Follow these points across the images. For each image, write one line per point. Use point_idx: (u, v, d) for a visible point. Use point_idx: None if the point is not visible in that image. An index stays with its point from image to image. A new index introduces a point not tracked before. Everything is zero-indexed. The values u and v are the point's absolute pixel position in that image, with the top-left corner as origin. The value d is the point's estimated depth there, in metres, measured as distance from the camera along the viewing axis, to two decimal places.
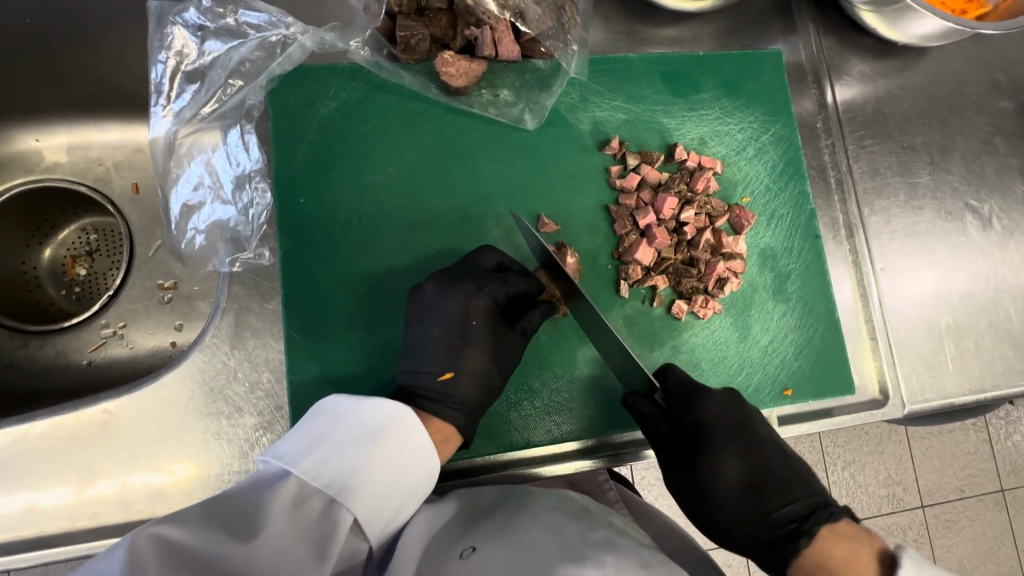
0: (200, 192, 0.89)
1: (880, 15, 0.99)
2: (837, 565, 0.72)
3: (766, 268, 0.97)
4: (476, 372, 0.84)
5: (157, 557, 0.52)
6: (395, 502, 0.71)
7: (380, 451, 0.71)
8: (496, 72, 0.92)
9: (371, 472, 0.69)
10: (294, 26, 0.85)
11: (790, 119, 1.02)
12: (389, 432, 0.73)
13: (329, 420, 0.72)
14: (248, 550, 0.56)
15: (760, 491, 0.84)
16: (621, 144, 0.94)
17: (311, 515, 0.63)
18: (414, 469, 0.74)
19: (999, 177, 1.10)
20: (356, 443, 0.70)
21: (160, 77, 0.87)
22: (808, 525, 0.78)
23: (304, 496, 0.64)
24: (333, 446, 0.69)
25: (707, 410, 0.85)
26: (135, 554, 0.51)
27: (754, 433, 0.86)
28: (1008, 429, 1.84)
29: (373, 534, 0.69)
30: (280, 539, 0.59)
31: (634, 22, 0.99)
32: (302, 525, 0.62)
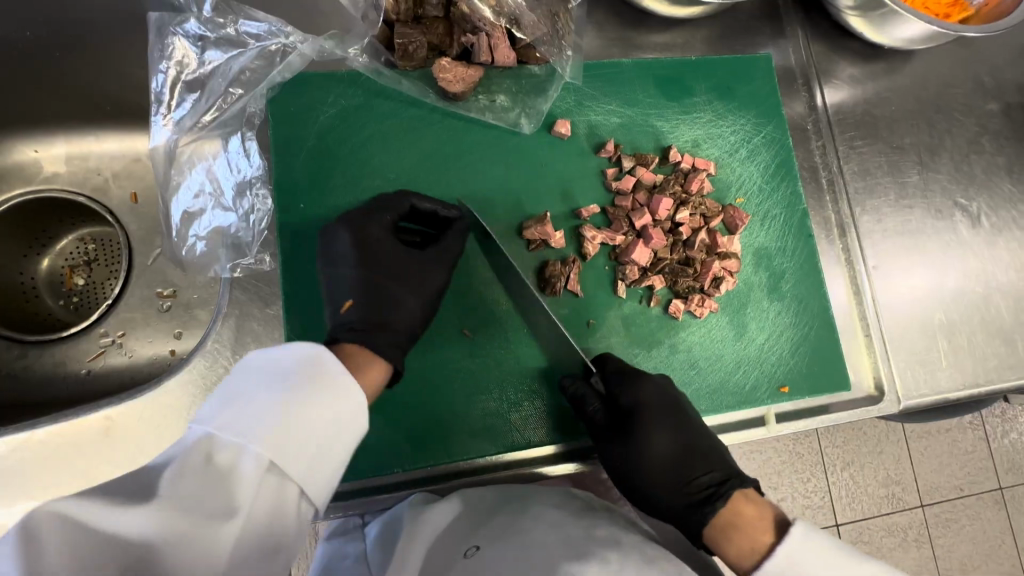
0: (201, 200, 0.90)
1: (866, 19, 1.02)
2: (743, 524, 0.73)
3: (760, 267, 0.98)
4: (399, 297, 0.81)
5: (49, 537, 0.47)
6: (315, 444, 0.62)
7: (298, 391, 0.62)
8: (492, 77, 0.94)
9: (288, 413, 0.60)
10: (293, 35, 0.87)
11: (782, 121, 1.04)
12: (303, 371, 0.64)
13: (240, 375, 0.63)
14: (153, 514, 0.51)
15: (688, 462, 0.82)
16: (571, 127, 0.94)
17: (227, 469, 0.56)
18: (341, 407, 0.64)
19: (986, 176, 1.12)
20: (266, 388, 0.61)
21: (160, 86, 0.88)
22: (723, 489, 0.77)
23: (215, 451, 0.56)
24: (245, 396, 0.60)
25: (639, 388, 0.84)
26: (29, 535, 0.46)
27: (684, 407, 0.86)
28: (1004, 428, 1.86)
29: (303, 476, 0.61)
30: (188, 496, 0.53)
31: (627, 29, 1.01)
32: (213, 481, 0.55)
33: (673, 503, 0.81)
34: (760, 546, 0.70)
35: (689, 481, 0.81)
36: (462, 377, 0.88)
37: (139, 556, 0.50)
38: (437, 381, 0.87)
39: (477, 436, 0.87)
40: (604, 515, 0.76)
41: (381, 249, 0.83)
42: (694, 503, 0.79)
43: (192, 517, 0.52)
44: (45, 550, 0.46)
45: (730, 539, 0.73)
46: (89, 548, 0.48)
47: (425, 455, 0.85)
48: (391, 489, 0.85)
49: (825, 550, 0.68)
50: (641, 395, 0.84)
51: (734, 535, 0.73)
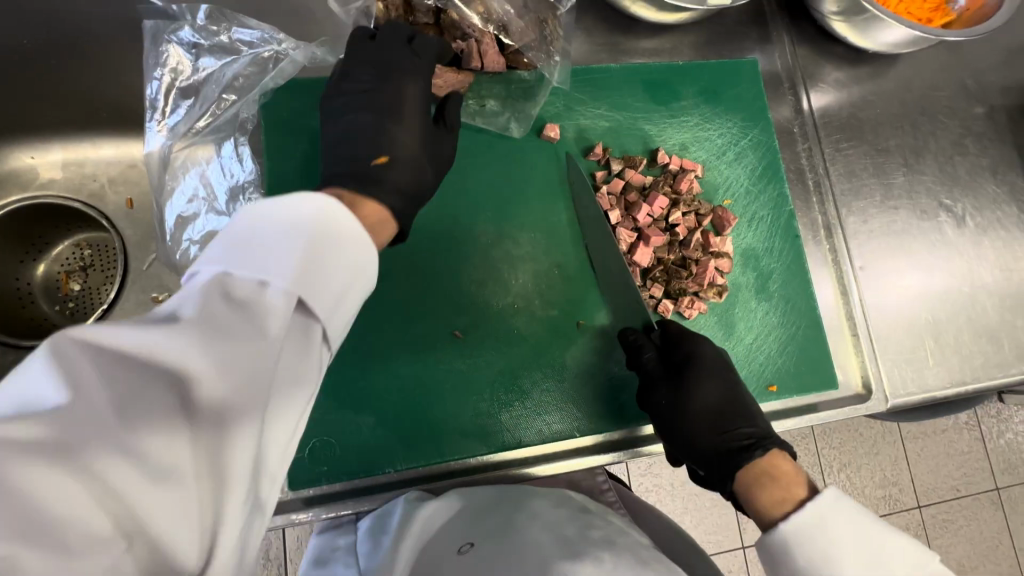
0: (195, 204, 0.91)
1: (850, 24, 1.04)
2: (781, 476, 0.75)
3: (748, 268, 0.99)
4: (412, 158, 0.79)
5: (75, 364, 0.37)
6: (337, 284, 0.52)
7: (318, 234, 0.52)
8: (482, 82, 0.95)
9: (313, 255, 0.51)
10: (285, 42, 0.88)
11: (768, 124, 1.06)
12: (322, 213, 0.53)
13: (248, 217, 0.51)
14: (191, 348, 0.40)
15: (729, 415, 0.85)
16: (559, 130, 0.96)
17: (253, 306, 0.45)
18: (361, 252, 0.56)
19: (971, 177, 1.14)
20: (282, 230, 0.51)
21: (155, 93, 0.90)
22: (766, 443, 0.80)
23: (236, 288, 0.46)
24: (259, 236, 0.50)
25: (698, 343, 0.88)
26: (54, 362, 0.36)
27: (733, 368, 0.89)
28: (999, 428, 1.87)
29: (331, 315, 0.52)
30: (231, 336, 0.43)
31: (615, 35, 1.03)
32: (243, 315, 0.44)
33: (710, 450, 0.84)
34: (792, 497, 0.71)
35: (731, 432, 0.83)
36: (453, 377, 0.89)
37: (180, 402, 0.40)
38: (429, 381, 0.88)
39: (468, 436, 0.87)
40: (599, 516, 0.76)
41: (408, 101, 0.81)
42: (733, 451, 0.81)
43: (238, 357, 0.42)
44: (70, 387, 0.36)
45: (766, 487, 0.74)
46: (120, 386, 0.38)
47: (416, 456, 0.86)
48: (384, 490, 0.85)
49: (854, 521, 0.67)
50: (699, 348, 0.88)
51: (769, 483, 0.75)
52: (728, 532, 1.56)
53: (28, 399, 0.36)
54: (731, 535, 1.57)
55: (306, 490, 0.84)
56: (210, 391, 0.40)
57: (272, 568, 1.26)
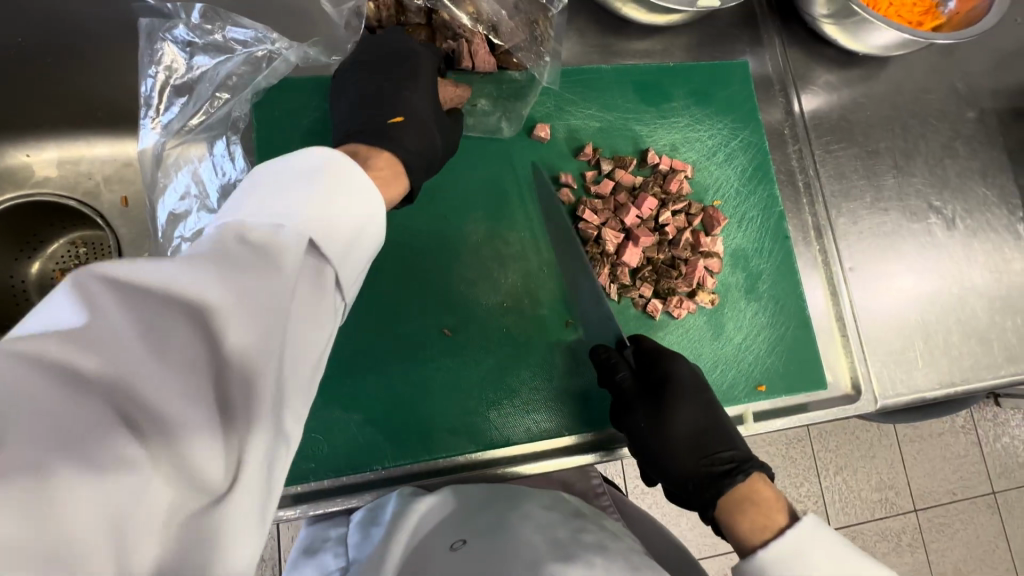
0: (186, 201, 0.91)
1: (839, 27, 1.05)
2: (761, 502, 0.74)
3: (737, 268, 1.00)
4: (424, 122, 0.82)
5: (105, 295, 0.35)
6: (348, 231, 0.55)
7: (326, 189, 0.55)
8: (473, 83, 0.96)
9: (322, 205, 0.53)
10: (278, 41, 0.88)
11: (758, 126, 1.06)
12: (327, 172, 0.57)
13: (256, 180, 0.54)
14: (226, 280, 0.40)
15: (708, 438, 0.84)
16: (550, 131, 0.97)
17: (273, 244, 0.46)
18: (365, 206, 0.58)
19: (961, 180, 1.14)
20: (289, 183, 0.53)
21: (149, 90, 0.91)
22: (747, 466, 0.79)
23: (254, 229, 0.45)
24: (270, 192, 0.52)
25: (673, 364, 0.87)
26: (87, 289, 0.34)
27: (710, 389, 0.88)
28: (995, 431, 1.87)
29: (340, 261, 0.54)
30: (262, 274, 0.43)
31: (607, 37, 1.04)
32: (267, 254, 0.44)
33: (691, 475, 0.83)
34: (773, 525, 0.70)
35: (711, 456, 0.82)
36: (442, 375, 0.89)
37: (211, 334, 0.39)
38: (418, 379, 0.88)
39: (457, 434, 0.88)
40: (592, 521, 0.76)
41: (424, 71, 0.85)
42: (714, 477, 0.80)
43: (269, 291, 0.42)
44: (101, 317, 0.34)
45: (745, 515, 0.73)
46: (148, 317, 0.36)
47: (404, 453, 0.86)
48: (374, 487, 0.85)
49: (832, 550, 0.67)
50: (674, 370, 0.87)
51: (750, 510, 0.73)
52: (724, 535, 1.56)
53: (54, 324, 0.34)
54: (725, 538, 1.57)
55: (295, 487, 0.84)
56: (238, 337, 0.40)
57: (265, 569, 1.26)
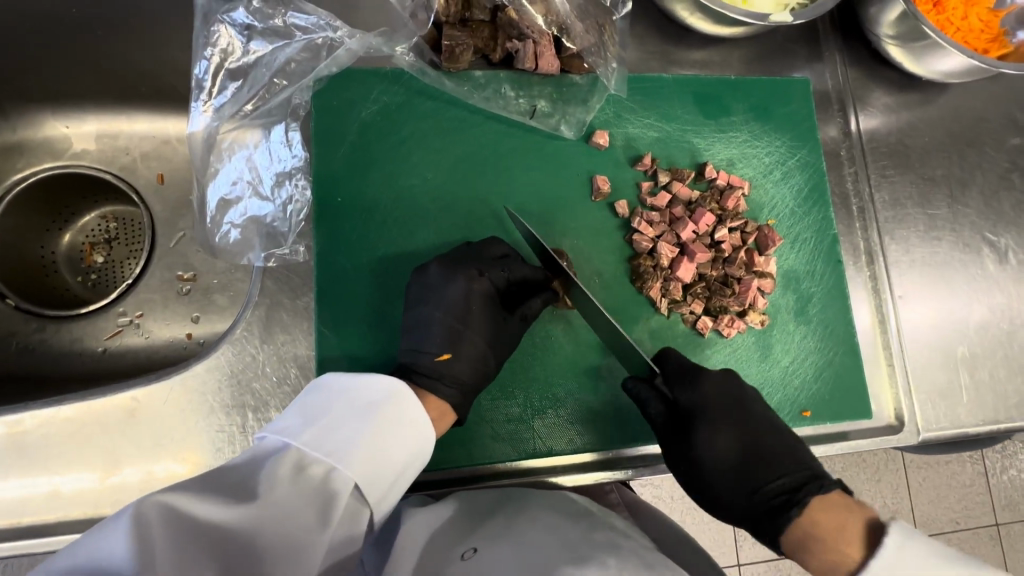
0: (239, 187, 0.90)
1: (904, 49, 1.02)
2: (825, 533, 0.69)
3: (789, 290, 0.98)
4: (475, 355, 0.84)
5: (163, 525, 0.50)
6: (392, 467, 0.68)
7: (377, 423, 0.68)
8: (533, 84, 0.94)
9: (375, 441, 0.67)
10: (342, 30, 0.87)
11: (817, 145, 1.04)
12: (388, 401, 0.71)
13: (326, 395, 0.70)
14: (253, 508, 0.56)
15: (756, 468, 0.81)
16: (608, 138, 0.95)
17: (313, 481, 0.61)
18: (416, 431, 0.71)
19: (1015, 213, 1.12)
20: (354, 415, 0.68)
21: (202, 73, 0.88)
22: (800, 495, 0.75)
23: (306, 463, 0.62)
24: (329, 418, 0.67)
25: (701, 389, 0.84)
26: (143, 523, 0.49)
27: (747, 407, 0.85)
28: (1004, 464, 1.84)
29: (378, 501, 0.67)
30: (283, 502, 0.58)
31: (667, 44, 1.02)
32: (305, 484, 0.61)
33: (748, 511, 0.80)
34: (842, 556, 0.67)
35: (762, 489, 0.79)
36: None
37: (240, 549, 0.55)
38: None
39: (498, 440, 0.87)
40: (602, 518, 0.75)
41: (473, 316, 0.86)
42: (772, 511, 0.77)
43: (289, 514, 0.58)
44: (160, 543, 0.49)
45: (809, 550, 0.70)
46: (199, 544, 0.52)
47: (442, 455, 0.86)
48: None
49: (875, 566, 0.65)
50: (700, 398, 0.84)
51: (813, 545, 0.70)
52: (728, 550, 1.56)
53: (110, 560, 0.47)
54: (730, 552, 1.57)
55: None
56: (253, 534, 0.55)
57: None
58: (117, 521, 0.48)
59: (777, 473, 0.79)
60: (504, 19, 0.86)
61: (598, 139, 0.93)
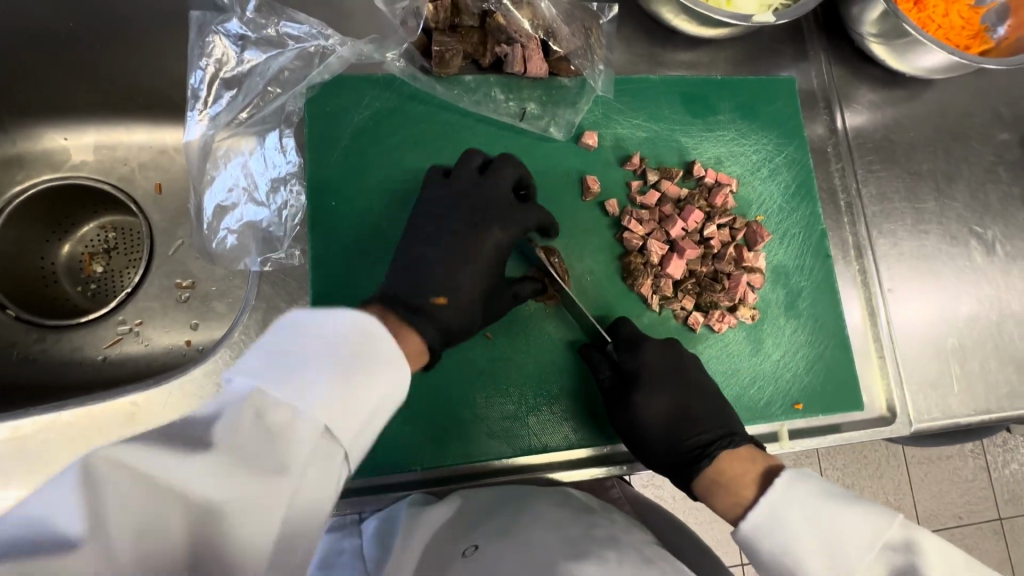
0: (234, 194, 0.91)
1: (887, 46, 1.04)
2: (727, 480, 0.77)
3: (778, 285, 0.99)
4: (468, 306, 0.81)
5: (111, 482, 0.45)
6: (369, 409, 0.59)
7: (352, 362, 0.59)
8: (522, 87, 0.96)
9: (349, 381, 0.58)
10: (333, 38, 0.90)
11: (803, 142, 1.06)
12: (363, 338, 0.62)
13: (293, 333, 0.60)
14: (209, 472, 0.48)
15: (685, 425, 0.85)
16: (597, 138, 0.96)
17: (277, 425, 0.52)
18: (394, 371, 0.63)
19: (1002, 206, 1.13)
20: (321, 355, 0.59)
21: (198, 83, 0.90)
22: (712, 450, 0.81)
23: (267, 408, 0.52)
24: (298, 358, 0.57)
25: (642, 355, 0.88)
26: (86, 481, 0.44)
27: (683, 371, 0.88)
28: (1005, 457, 1.85)
29: (352, 443, 0.58)
30: (243, 450, 0.50)
31: (654, 46, 1.04)
32: (265, 435, 0.51)
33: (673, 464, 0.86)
34: (742, 501, 0.74)
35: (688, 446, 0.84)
36: (479, 377, 0.90)
37: (197, 506, 0.48)
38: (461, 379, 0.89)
39: (494, 438, 0.88)
40: (603, 515, 0.76)
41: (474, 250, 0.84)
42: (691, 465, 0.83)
43: (249, 482, 0.49)
44: (102, 505, 0.44)
45: (716, 495, 0.78)
46: (154, 501, 0.47)
47: (439, 454, 0.87)
48: (396, 488, 0.86)
49: (815, 502, 0.68)
50: (640, 362, 0.87)
51: (721, 491, 0.77)
52: (730, 548, 1.56)
53: (52, 523, 0.43)
54: (732, 550, 1.56)
55: None
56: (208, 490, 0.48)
57: None
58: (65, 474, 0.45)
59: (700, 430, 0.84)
60: (492, 24, 0.89)
61: (587, 143, 0.95)
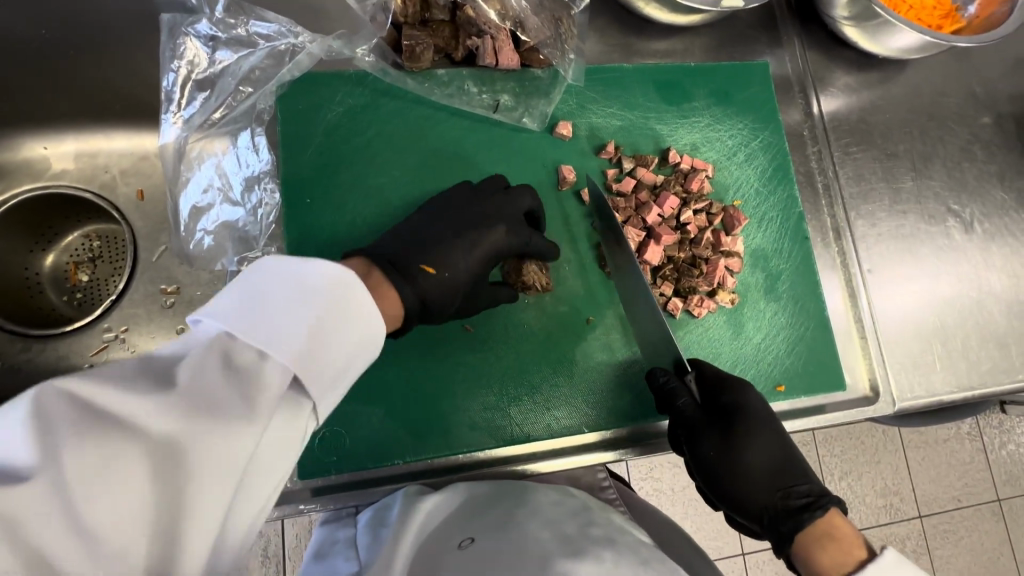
0: (209, 194, 0.92)
1: (859, 28, 1.04)
2: (841, 536, 0.74)
3: (758, 268, 1.00)
4: (456, 283, 0.80)
5: (66, 416, 0.43)
6: (340, 362, 0.58)
7: (325, 313, 0.57)
8: (496, 79, 0.96)
9: (321, 332, 0.56)
10: (303, 35, 0.89)
11: (778, 127, 1.06)
12: (337, 289, 0.60)
13: (267, 279, 0.57)
14: (172, 414, 0.46)
15: (784, 472, 0.85)
16: (572, 128, 0.96)
17: (244, 372, 0.50)
18: (364, 330, 0.61)
19: (980, 184, 1.14)
20: (294, 303, 0.56)
21: (170, 85, 0.90)
22: (823, 501, 0.79)
23: (235, 352, 0.51)
24: (270, 304, 0.55)
25: (743, 392, 0.88)
26: (41, 415, 0.42)
27: (780, 418, 0.89)
28: (1001, 438, 1.86)
29: (323, 394, 0.56)
30: (206, 393, 0.48)
31: (628, 36, 1.04)
32: (232, 379, 0.49)
33: (766, 509, 0.84)
34: (854, 558, 0.70)
35: (787, 490, 0.83)
36: (461, 370, 0.90)
37: (156, 449, 0.45)
38: (442, 373, 0.89)
39: (476, 430, 0.88)
40: (599, 514, 0.76)
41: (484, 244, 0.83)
42: (792, 511, 0.81)
43: (213, 424, 0.47)
44: (56, 443, 0.42)
45: (824, 548, 0.73)
46: (110, 438, 0.44)
47: (425, 447, 0.87)
48: (385, 483, 0.86)
49: None
50: (744, 399, 0.88)
51: (830, 545, 0.73)
52: (728, 538, 1.56)
53: (9, 457, 0.41)
54: (730, 540, 1.56)
55: (315, 481, 0.85)
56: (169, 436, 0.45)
57: (270, 564, 1.27)
58: (18, 406, 0.42)
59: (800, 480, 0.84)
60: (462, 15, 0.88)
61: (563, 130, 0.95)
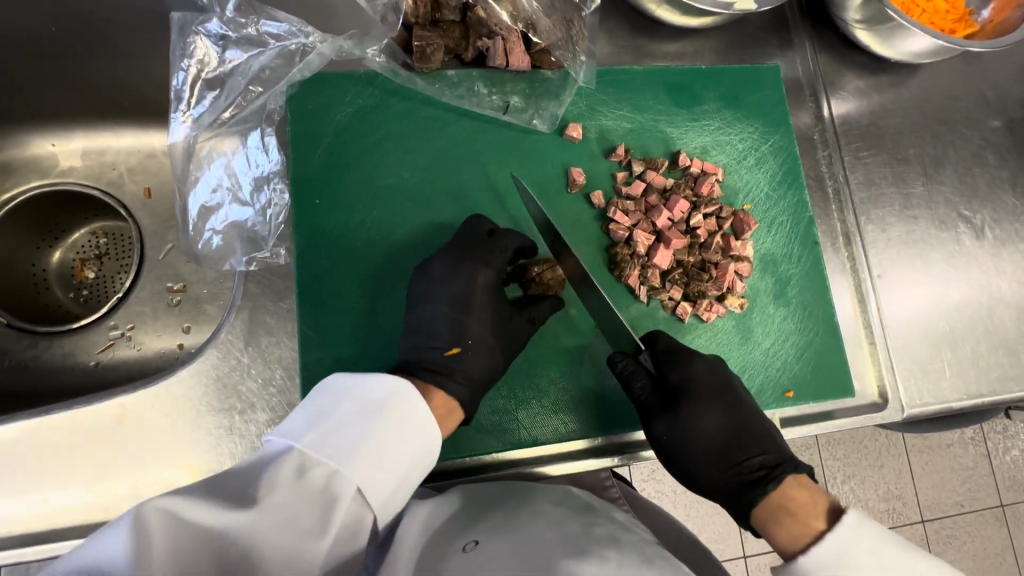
0: (219, 194, 0.92)
1: (871, 31, 1.04)
2: (797, 508, 0.76)
3: (767, 273, 0.99)
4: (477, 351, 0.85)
5: (164, 532, 0.50)
6: (396, 469, 0.68)
7: (384, 424, 0.69)
8: (506, 80, 0.96)
9: (380, 443, 0.67)
10: (314, 35, 0.88)
11: (788, 130, 1.06)
12: (391, 402, 0.71)
13: (332, 396, 0.70)
14: (252, 529, 0.55)
15: (739, 445, 0.85)
16: (582, 130, 0.96)
17: (314, 486, 0.61)
18: (417, 436, 0.71)
19: (990, 189, 1.13)
20: (355, 417, 0.68)
21: (180, 84, 0.90)
22: (778, 472, 0.81)
23: (308, 466, 0.62)
24: (335, 420, 0.67)
25: (692, 369, 0.87)
26: (142, 530, 0.49)
27: (734, 389, 0.88)
28: (1005, 444, 1.85)
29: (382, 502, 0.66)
30: (283, 507, 0.57)
31: (638, 37, 1.03)
32: (302, 494, 0.59)
33: (724, 483, 0.85)
34: (812, 531, 0.72)
35: (742, 463, 0.84)
36: None
37: (234, 554, 0.54)
38: None
39: (483, 432, 0.88)
40: (603, 514, 0.76)
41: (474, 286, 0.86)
42: (748, 484, 0.83)
43: (282, 536, 0.56)
44: (153, 551, 0.49)
45: (781, 523, 0.76)
46: (199, 548, 0.52)
47: None
48: None
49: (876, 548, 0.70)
50: (692, 375, 0.87)
51: (786, 519, 0.76)
52: (731, 542, 1.56)
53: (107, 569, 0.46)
54: (733, 544, 1.56)
55: None
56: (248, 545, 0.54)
57: None
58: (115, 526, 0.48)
59: (756, 450, 0.85)
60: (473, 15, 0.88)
61: (572, 134, 0.95)
